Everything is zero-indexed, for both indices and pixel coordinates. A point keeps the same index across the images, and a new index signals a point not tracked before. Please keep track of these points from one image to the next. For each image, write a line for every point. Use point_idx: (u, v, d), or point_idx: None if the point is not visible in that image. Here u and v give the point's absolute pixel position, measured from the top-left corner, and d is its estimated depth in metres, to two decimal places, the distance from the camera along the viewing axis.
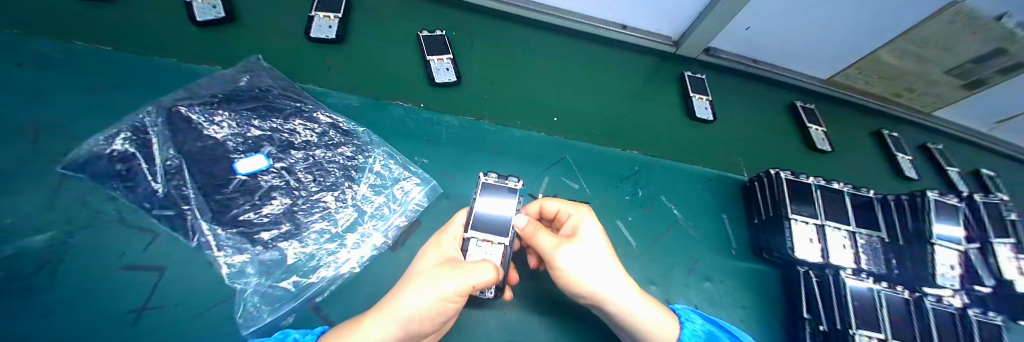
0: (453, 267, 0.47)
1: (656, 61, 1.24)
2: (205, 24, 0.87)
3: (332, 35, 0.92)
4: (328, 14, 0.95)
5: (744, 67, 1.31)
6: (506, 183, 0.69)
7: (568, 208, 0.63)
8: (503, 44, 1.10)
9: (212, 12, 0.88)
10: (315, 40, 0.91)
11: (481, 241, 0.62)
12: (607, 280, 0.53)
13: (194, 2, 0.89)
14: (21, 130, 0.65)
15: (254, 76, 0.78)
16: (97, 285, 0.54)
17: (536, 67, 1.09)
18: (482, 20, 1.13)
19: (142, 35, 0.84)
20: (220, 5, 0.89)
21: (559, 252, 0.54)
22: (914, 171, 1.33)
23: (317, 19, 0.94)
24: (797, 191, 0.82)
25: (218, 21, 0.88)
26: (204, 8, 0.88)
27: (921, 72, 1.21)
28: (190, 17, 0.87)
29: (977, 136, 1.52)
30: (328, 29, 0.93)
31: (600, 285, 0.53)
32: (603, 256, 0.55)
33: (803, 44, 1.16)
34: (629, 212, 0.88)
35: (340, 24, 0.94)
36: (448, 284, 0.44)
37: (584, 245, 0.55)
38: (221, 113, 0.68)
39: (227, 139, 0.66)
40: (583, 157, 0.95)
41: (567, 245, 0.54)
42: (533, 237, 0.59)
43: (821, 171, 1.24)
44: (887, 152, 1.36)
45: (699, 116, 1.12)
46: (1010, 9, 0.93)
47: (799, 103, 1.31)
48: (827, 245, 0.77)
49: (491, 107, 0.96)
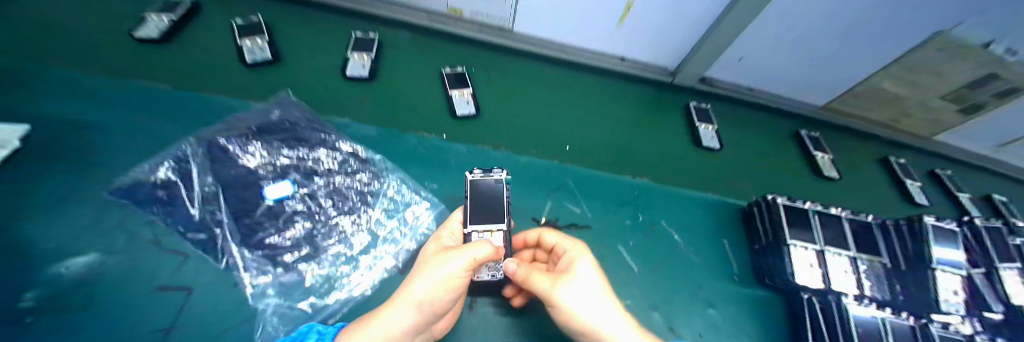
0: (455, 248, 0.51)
1: (656, 91, 1.31)
2: (254, 65, 1.00)
3: (365, 73, 1.02)
4: (362, 54, 1.06)
5: (740, 95, 1.36)
6: (491, 175, 0.78)
7: (566, 243, 0.64)
8: (516, 78, 1.20)
9: (261, 55, 1.00)
10: (351, 78, 1.01)
11: (480, 233, 0.68)
12: (605, 320, 0.52)
13: (245, 47, 1.02)
14: (81, 158, 0.73)
15: (283, 110, 0.86)
16: (127, 304, 0.58)
17: (545, 99, 1.17)
18: (495, 57, 1.24)
19: (191, 74, 0.96)
20: (267, 47, 1.02)
21: (558, 292, 0.53)
22: (925, 197, 1.33)
23: (351, 60, 1.04)
24: (793, 216, 0.85)
25: (265, 62, 1.00)
26: (253, 51, 1.01)
27: (915, 98, 1.25)
28: (241, 60, 1.00)
29: (987, 161, 1.52)
30: (361, 68, 1.03)
31: (597, 324, 0.52)
32: (599, 296, 0.54)
33: (795, 74, 1.22)
34: (631, 237, 0.91)
35: (371, 62, 1.05)
36: (452, 262, 0.47)
37: (580, 282, 0.54)
38: (253, 144, 0.75)
39: (259, 168, 0.73)
40: (586, 183, 0.99)
41: (564, 283, 0.54)
42: (525, 277, 0.58)
43: (828, 196, 1.25)
44: (896, 178, 1.37)
45: (705, 144, 1.18)
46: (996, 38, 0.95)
47: (804, 132, 1.35)
48: (827, 270, 0.78)
49: (505, 136, 1.03)
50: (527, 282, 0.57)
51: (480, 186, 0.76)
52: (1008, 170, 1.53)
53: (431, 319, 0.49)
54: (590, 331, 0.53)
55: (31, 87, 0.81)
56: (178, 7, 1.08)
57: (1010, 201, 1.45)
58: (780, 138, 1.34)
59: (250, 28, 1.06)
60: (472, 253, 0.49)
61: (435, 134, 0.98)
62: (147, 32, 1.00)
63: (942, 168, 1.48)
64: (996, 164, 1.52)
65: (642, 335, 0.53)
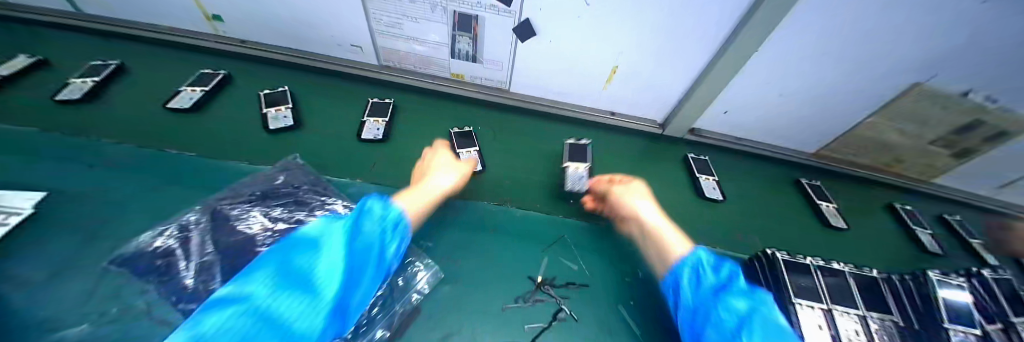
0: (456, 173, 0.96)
1: (650, 142, 1.36)
2: (276, 131, 1.08)
3: (380, 136, 1.11)
4: (378, 118, 1.16)
5: (730, 143, 1.40)
6: (579, 143, 1.23)
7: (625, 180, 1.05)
8: (517, 134, 1.27)
9: (284, 121, 1.09)
10: (367, 140, 1.10)
11: (575, 166, 1.13)
12: (647, 209, 0.91)
13: (270, 114, 1.12)
14: (95, 227, 0.78)
15: (290, 175, 0.88)
16: None
17: (544, 153, 1.23)
18: (498, 115, 1.32)
19: (212, 140, 1.04)
20: (290, 115, 1.12)
21: (619, 189, 0.97)
22: (938, 245, 1.29)
23: (368, 123, 1.14)
24: (794, 270, 0.84)
25: (287, 128, 1.09)
26: (277, 119, 1.10)
27: (903, 144, 1.28)
28: (265, 127, 1.09)
29: (1000, 205, 1.48)
30: (377, 131, 1.12)
31: (643, 209, 0.90)
32: (644, 200, 0.94)
33: (781, 125, 1.28)
34: (630, 296, 0.89)
35: (386, 126, 1.14)
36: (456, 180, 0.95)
37: (634, 189, 0.97)
38: (255, 209, 0.75)
39: (258, 234, 0.71)
40: (581, 237, 0.99)
41: (625, 187, 0.98)
42: (601, 185, 1.03)
43: (839, 250, 1.21)
44: (905, 227, 1.35)
45: (709, 195, 1.20)
46: (973, 86, 0.99)
47: (805, 180, 1.37)
48: (838, 332, 0.74)
49: (507, 193, 1.08)
50: (602, 187, 1.02)
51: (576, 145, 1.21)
52: None
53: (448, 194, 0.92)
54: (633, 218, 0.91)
55: (73, 160, 0.92)
56: (213, 78, 1.22)
57: None
58: (777, 186, 1.36)
59: (277, 97, 1.18)
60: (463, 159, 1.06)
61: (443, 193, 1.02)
62: (180, 102, 1.12)
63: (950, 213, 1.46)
64: None
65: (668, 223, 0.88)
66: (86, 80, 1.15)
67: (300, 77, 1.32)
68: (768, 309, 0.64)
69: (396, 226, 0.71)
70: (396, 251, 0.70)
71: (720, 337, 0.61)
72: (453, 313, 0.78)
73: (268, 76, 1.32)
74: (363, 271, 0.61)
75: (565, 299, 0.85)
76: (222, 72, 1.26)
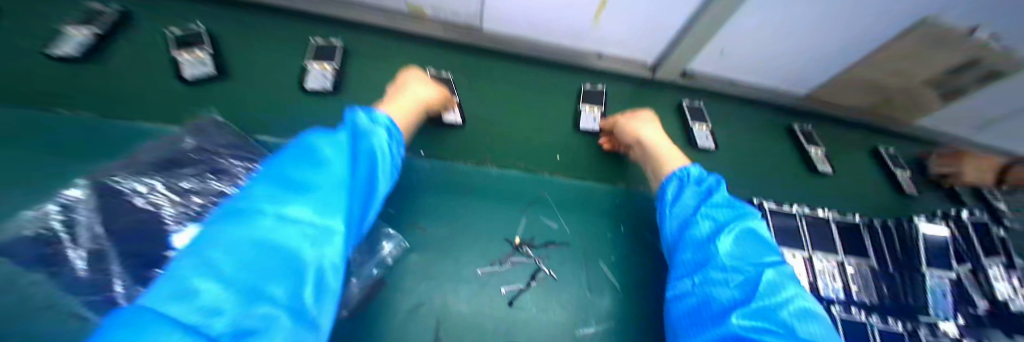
0: (428, 83, 0.86)
1: (640, 86, 1.23)
2: (194, 82, 0.87)
3: (329, 86, 0.92)
4: (325, 63, 0.95)
5: (722, 87, 1.28)
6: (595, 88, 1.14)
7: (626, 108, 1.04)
8: (491, 80, 1.10)
9: (201, 69, 0.88)
10: (311, 91, 0.91)
11: (590, 110, 1.08)
12: (653, 133, 0.87)
13: (181, 59, 0.89)
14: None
15: (200, 135, 0.71)
16: None
17: (523, 103, 1.09)
18: (472, 59, 1.12)
19: (100, 93, 0.82)
20: (211, 61, 0.89)
21: (625, 117, 0.94)
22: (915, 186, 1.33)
23: (312, 70, 0.93)
24: (778, 221, 0.81)
25: (208, 77, 0.88)
26: (193, 65, 0.88)
27: (898, 86, 1.22)
28: (178, 76, 0.87)
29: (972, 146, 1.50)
30: (325, 79, 0.92)
31: (649, 134, 0.87)
32: (651, 126, 0.90)
33: (780, 65, 1.16)
34: (612, 251, 0.85)
35: (336, 74, 0.94)
36: (433, 90, 0.85)
37: (641, 116, 0.93)
38: (153, 179, 0.61)
39: (164, 210, 0.58)
40: (562, 194, 0.92)
41: (631, 115, 0.94)
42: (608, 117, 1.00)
43: (817, 193, 1.23)
44: (888, 170, 1.36)
45: (702, 145, 1.14)
46: (983, 22, 0.89)
47: (797, 126, 1.31)
48: (816, 279, 0.74)
49: (482, 150, 0.96)
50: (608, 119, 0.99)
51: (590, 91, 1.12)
52: None
53: (433, 106, 0.86)
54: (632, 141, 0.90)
55: None
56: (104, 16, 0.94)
57: None
58: (766, 132, 1.30)
59: (190, 38, 0.94)
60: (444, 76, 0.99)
61: (413, 152, 0.89)
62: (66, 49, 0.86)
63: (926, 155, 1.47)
64: None
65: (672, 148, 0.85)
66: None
67: (212, 9, 1.04)
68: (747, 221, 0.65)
69: (396, 140, 0.68)
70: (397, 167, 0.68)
71: (692, 241, 0.64)
72: (422, 283, 0.71)
73: (172, 9, 1.02)
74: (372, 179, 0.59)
75: (544, 259, 0.79)
76: (117, 8, 0.97)
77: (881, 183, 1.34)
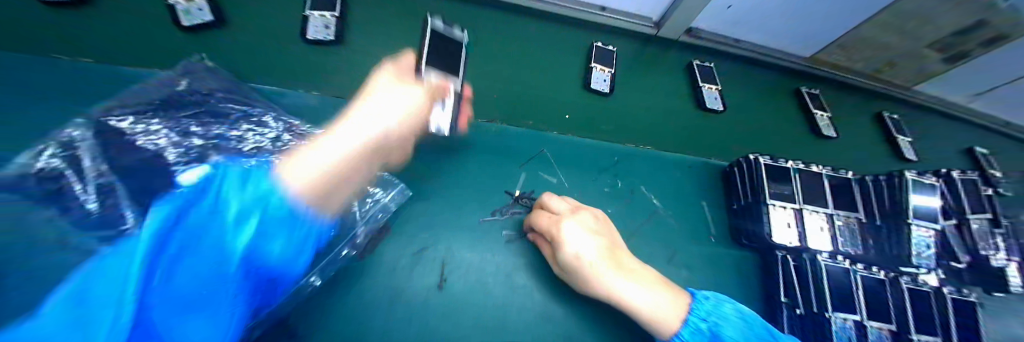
0: (399, 89, 0.69)
1: (643, 46, 1.20)
2: (193, 29, 0.83)
3: (331, 37, 0.88)
4: (324, 12, 0.91)
5: (725, 47, 1.25)
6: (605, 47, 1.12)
7: (546, 224, 0.65)
8: (490, 35, 1.06)
9: (199, 15, 0.83)
10: (313, 42, 0.88)
11: (601, 70, 1.06)
12: (619, 282, 0.56)
13: (177, 5, 0.84)
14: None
15: (196, 79, 0.71)
16: None
17: (523, 59, 1.05)
18: (473, 13, 1.07)
19: (71, 32, 0.77)
20: (206, 6, 0.84)
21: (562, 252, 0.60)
22: (913, 151, 1.36)
23: (311, 19, 0.90)
24: (771, 175, 0.82)
25: (206, 25, 0.84)
26: (190, 11, 0.84)
27: (905, 48, 1.19)
28: (176, 22, 0.83)
29: (971, 114, 1.51)
30: (326, 31, 0.89)
31: (614, 286, 0.56)
32: (605, 262, 0.58)
33: (786, 25, 1.12)
34: (610, 205, 0.86)
35: (337, 22, 0.90)
36: (398, 103, 0.67)
37: (583, 243, 0.59)
38: (157, 122, 0.61)
39: (166, 149, 0.58)
40: (561, 150, 0.92)
41: (567, 248, 0.59)
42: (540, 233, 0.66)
43: (817, 156, 1.23)
44: (888, 134, 1.37)
45: (709, 106, 1.13)
46: None
47: (805, 90, 1.31)
48: (803, 229, 0.78)
49: (481, 105, 0.94)
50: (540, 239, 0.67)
51: (602, 49, 1.10)
52: (994, 123, 1.54)
53: (406, 121, 0.68)
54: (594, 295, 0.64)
55: None
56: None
57: (989, 153, 1.48)
58: (769, 96, 1.29)
59: None
60: (413, 91, 0.70)
61: None
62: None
63: (927, 123, 1.47)
64: (982, 116, 1.51)
65: (655, 290, 0.56)
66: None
67: None
68: (728, 325, 0.53)
69: (288, 222, 0.44)
70: (294, 259, 0.46)
71: None
72: (424, 229, 0.73)
73: None
74: (219, 308, 0.36)
75: None
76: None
77: (879, 148, 1.34)
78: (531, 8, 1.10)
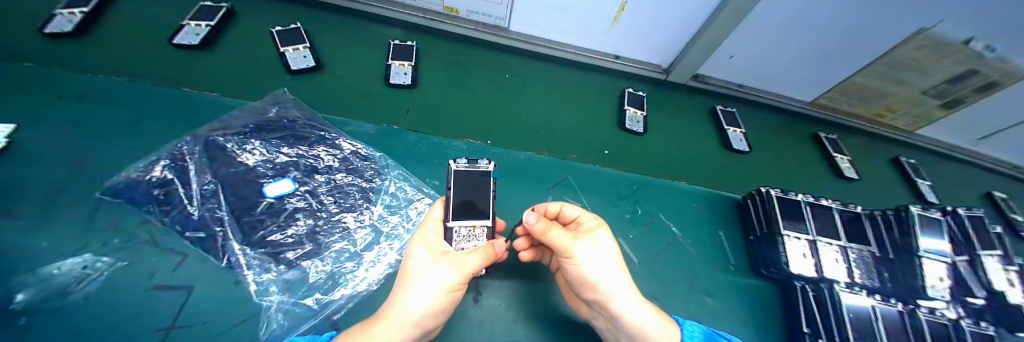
0: (450, 259, 0.53)
1: (657, 89, 1.33)
2: (299, 72, 1.00)
3: (408, 81, 1.04)
4: (403, 62, 1.08)
5: (728, 91, 1.37)
6: (636, 93, 1.25)
7: (588, 216, 0.68)
8: (523, 78, 1.20)
9: (304, 61, 1.01)
10: (394, 85, 1.03)
11: (633, 113, 1.17)
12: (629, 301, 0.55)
13: (287, 53, 1.02)
14: (79, 159, 0.74)
15: (281, 108, 0.86)
16: (137, 304, 0.61)
17: (552, 97, 1.18)
18: (517, 62, 1.24)
19: (184, 72, 0.96)
20: (310, 55, 1.03)
21: (576, 248, 0.56)
22: (935, 194, 1.39)
23: (393, 67, 1.06)
24: (787, 207, 0.87)
25: (310, 69, 1.01)
26: (298, 59, 1.01)
27: (900, 95, 1.28)
28: (286, 67, 1.00)
29: (982, 159, 1.55)
30: (404, 76, 1.05)
31: (623, 306, 0.55)
32: (622, 279, 0.57)
33: (785, 70, 1.23)
34: (630, 230, 0.91)
35: (412, 70, 1.07)
36: (446, 278, 0.50)
37: (607, 252, 0.58)
38: (253, 142, 0.75)
39: (258, 165, 0.72)
40: (584, 178, 1.00)
41: (582, 242, 0.57)
42: (544, 232, 0.57)
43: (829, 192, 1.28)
44: (907, 178, 1.41)
45: (736, 146, 1.21)
46: (976, 34, 0.99)
47: (823, 135, 1.40)
48: (820, 259, 0.81)
49: (518, 138, 1.05)
50: (545, 236, 0.57)
51: (633, 94, 1.23)
52: (1007, 169, 1.58)
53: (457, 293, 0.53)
54: (595, 288, 0.56)
55: (30, 89, 0.82)
56: (216, 12, 1.08)
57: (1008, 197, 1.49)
58: (776, 135, 1.38)
59: (291, 36, 1.07)
60: (450, 271, 0.51)
61: (458, 136, 1.00)
62: (185, 38, 1.00)
63: (936, 166, 1.53)
64: (992, 161, 1.56)
65: (655, 317, 0.58)
66: (74, 11, 0.99)
67: (287, 9, 1.17)
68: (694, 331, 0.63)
69: None
70: None
71: None
72: None
73: (243, 5, 1.15)
74: None
75: None
76: (225, 5, 1.10)
77: (897, 190, 1.38)
78: (561, 57, 1.27)
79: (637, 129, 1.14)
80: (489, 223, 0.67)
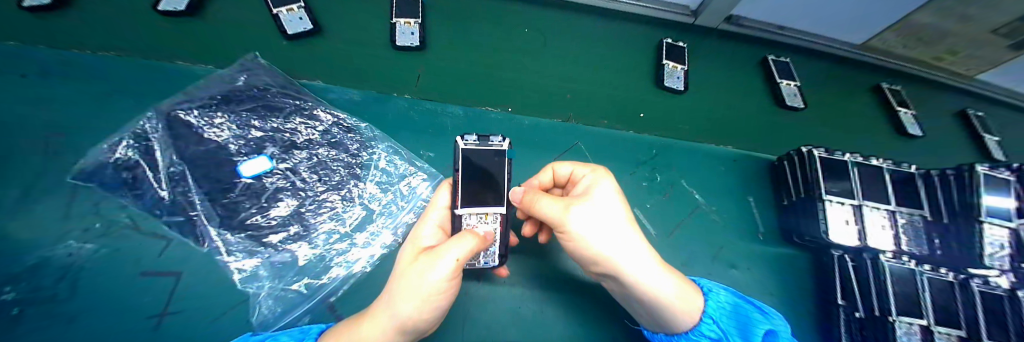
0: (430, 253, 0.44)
1: (687, 36, 1.12)
2: (295, 37, 0.83)
3: (417, 43, 0.87)
4: (408, 19, 0.90)
5: (768, 36, 1.18)
6: (676, 43, 1.06)
7: (583, 172, 0.58)
8: (532, 25, 1.01)
9: (301, 24, 0.83)
10: (402, 48, 0.86)
11: (672, 68, 1.00)
12: (640, 265, 0.48)
13: (280, 14, 0.85)
14: (48, 141, 0.67)
15: (252, 75, 0.77)
16: (129, 290, 0.56)
17: (568, 49, 1.00)
18: (534, 9, 1.03)
19: (129, 32, 0.81)
20: (307, 16, 0.85)
21: (568, 217, 0.48)
22: (999, 151, 1.24)
23: (398, 26, 0.89)
24: (830, 168, 0.76)
25: (307, 33, 0.83)
26: (293, 21, 0.84)
27: (963, 36, 1.07)
28: (280, 31, 0.84)
29: None
30: (412, 37, 0.88)
31: (636, 272, 0.48)
32: (630, 242, 0.49)
33: (838, 8, 1.00)
34: (648, 199, 0.83)
35: (421, 29, 0.89)
36: (423, 280, 0.41)
37: (607, 213, 0.50)
38: (220, 116, 0.68)
39: (229, 142, 0.67)
40: (595, 141, 0.90)
41: (577, 207, 0.49)
42: (532, 205, 0.53)
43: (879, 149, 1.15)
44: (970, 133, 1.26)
45: (789, 103, 1.07)
46: None
47: (886, 85, 1.23)
48: (864, 226, 0.72)
49: (532, 102, 0.91)
50: (534, 209, 0.53)
51: (672, 45, 1.04)
52: None
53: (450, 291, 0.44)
54: (600, 261, 0.50)
55: None
56: None
57: None
58: (822, 86, 1.20)
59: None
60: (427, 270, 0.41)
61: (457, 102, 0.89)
62: (172, 3, 0.83)
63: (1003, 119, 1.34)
64: None
65: (674, 277, 0.51)
66: None
67: None
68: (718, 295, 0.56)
69: None
70: None
71: None
72: None
73: None
74: None
75: None
76: None
77: (959, 146, 1.23)
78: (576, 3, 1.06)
79: (676, 87, 0.97)
80: (503, 211, 0.60)
